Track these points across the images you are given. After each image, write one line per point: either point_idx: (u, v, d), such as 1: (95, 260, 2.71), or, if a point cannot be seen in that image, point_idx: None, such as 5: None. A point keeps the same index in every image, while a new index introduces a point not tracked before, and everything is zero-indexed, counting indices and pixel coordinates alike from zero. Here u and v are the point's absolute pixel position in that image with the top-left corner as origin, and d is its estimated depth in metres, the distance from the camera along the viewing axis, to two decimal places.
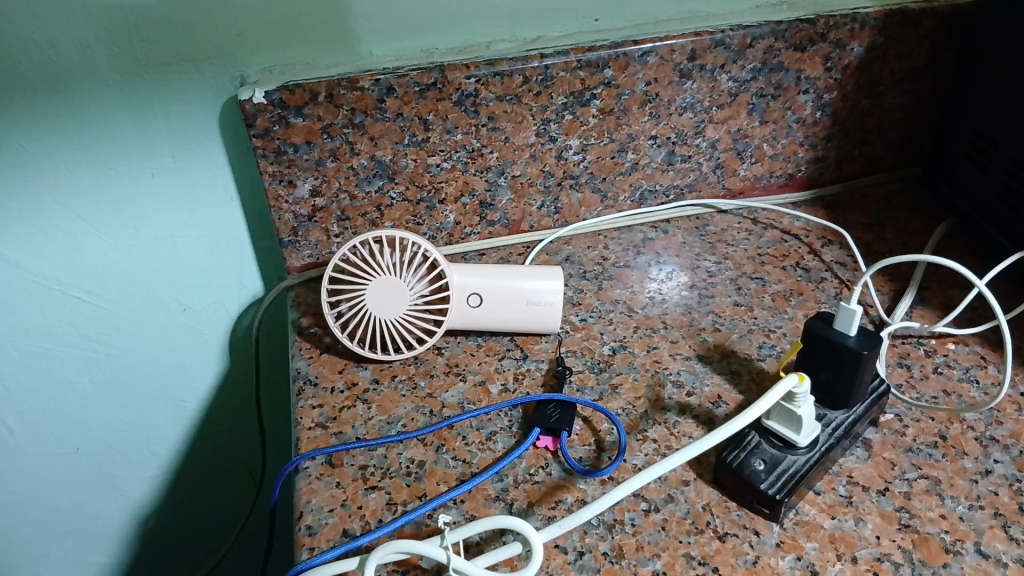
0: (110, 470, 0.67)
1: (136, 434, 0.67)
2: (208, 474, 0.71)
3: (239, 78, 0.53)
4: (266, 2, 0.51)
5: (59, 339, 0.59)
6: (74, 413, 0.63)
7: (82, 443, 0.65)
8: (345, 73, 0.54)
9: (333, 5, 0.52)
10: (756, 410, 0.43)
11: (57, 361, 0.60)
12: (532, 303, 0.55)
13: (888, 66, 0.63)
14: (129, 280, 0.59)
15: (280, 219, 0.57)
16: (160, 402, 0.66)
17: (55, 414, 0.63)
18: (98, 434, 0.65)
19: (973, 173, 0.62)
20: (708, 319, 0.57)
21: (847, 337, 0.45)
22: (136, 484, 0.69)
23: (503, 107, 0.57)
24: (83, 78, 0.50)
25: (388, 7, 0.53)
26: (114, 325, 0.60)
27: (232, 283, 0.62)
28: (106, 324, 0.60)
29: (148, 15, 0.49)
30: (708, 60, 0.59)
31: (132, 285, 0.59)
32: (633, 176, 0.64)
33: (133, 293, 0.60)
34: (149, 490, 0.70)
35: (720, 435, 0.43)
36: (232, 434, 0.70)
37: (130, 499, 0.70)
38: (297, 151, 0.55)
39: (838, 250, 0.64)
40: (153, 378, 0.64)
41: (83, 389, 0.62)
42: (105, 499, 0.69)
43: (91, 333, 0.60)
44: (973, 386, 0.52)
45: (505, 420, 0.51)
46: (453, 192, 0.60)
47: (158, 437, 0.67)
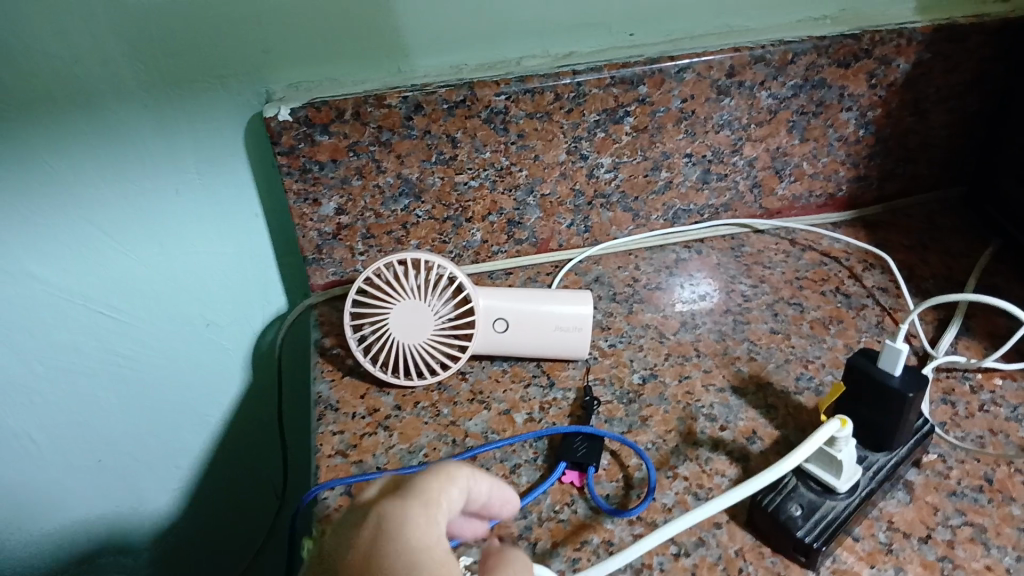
0: (134, 482, 0.67)
1: (158, 448, 0.66)
2: (230, 492, 0.70)
3: (265, 94, 0.52)
4: (293, 18, 0.49)
5: (84, 353, 0.59)
6: (99, 426, 0.63)
7: (105, 456, 0.65)
8: (372, 89, 0.52)
9: (359, 20, 0.51)
10: (797, 455, 0.41)
11: (82, 374, 0.60)
12: (559, 328, 0.53)
13: (934, 82, 0.60)
14: (153, 295, 0.58)
15: (304, 236, 0.56)
16: (182, 417, 0.65)
17: (79, 426, 0.62)
18: (122, 446, 0.65)
19: (1020, 195, 0.59)
20: (743, 347, 0.55)
21: (892, 376, 0.43)
22: (160, 496, 0.69)
23: (533, 124, 0.55)
24: (107, 94, 0.49)
25: (416, 21, 0.52)
26: (139, 339, 0.60)
27: (253, 297, 0.61)
28: (131, 339, 0.59)
29: (175, 32, 0.48)
30: (746, 76, 0.56)
31: (156, 300, 0.58)
32: (666, 196, 0.62)
33: (158, 308, 0.59)
34: (172, 503, 0.69)
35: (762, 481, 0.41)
36: (254, 451, 0.69)
37: (153, 511, 0.69)
38: (322, 169, 0.53)
39: (880, 274, 0.61)
40: (177, 392, 0.63)
41: (108, 402, 0.62)
42: (129, 510, 0.68)
43: (115, 346, 0.59)
44: (1022, 425, 0.49)
45: (529, 452, 0.49)
46: (480, 211, 0.59)
47: (181, 450, 0.67)
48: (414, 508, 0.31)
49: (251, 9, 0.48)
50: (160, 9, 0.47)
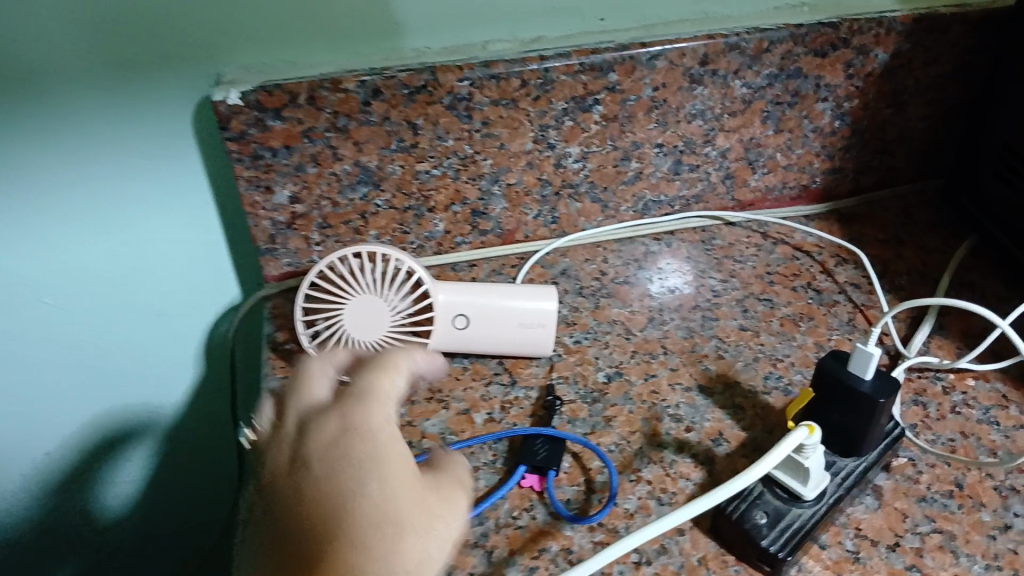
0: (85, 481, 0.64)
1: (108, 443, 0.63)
2: (184, 487, 0.68)
3: (215, 77, 0.49)
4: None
5: (29, 345, 0.56)
6: (46, 421, 0.60)
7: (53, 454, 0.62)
8: (329, 73, 0.50)
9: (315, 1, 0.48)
10: (766, 463, 0.39)
11: (27, 366, 0.57)
12: (522, 325, 0.51)
13: (913, 73, 0.59)
14: (100, 284, 0.55)
15: (257, 226, 0.54)
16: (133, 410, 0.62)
17: (25, 421, 0.60)
18: (72, 442, 0.62)
19: (998, 190, 0.58)
20: (711, 344, 0.54)
21: (864, 380, 0.41)
22: (113, 494, 0.66)
23: (498, 111, 0.53)
24: (49, 74, 0.46)
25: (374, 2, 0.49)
26: (86, 330, 0.57)
27: (205, 286, 0.59)
28: (78, 329, 0.57)
29: (122, 12, 0.45)
30: (720, 65, 0.54)
31: (104, 290, 0.56)
32: (636, 186, 0.60)
33: (106, 298, 0.56)
34: (125, 500, 0.67)
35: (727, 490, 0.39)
36: (209, 444, 0.66)
37: (107, 511, 0.67)
38: (275, 155, 0.51)
39: (852, 269, 0.60)
40: (128, 385, 0.61)
41: (55, 395, 0.59)
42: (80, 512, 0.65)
43: (61, 337, 0.57)
44: (994, 428, 0.48)
45: (488, 455, 0.47)
46: (443, 200, 0.57)
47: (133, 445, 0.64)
48: (368, 376, 0.41)
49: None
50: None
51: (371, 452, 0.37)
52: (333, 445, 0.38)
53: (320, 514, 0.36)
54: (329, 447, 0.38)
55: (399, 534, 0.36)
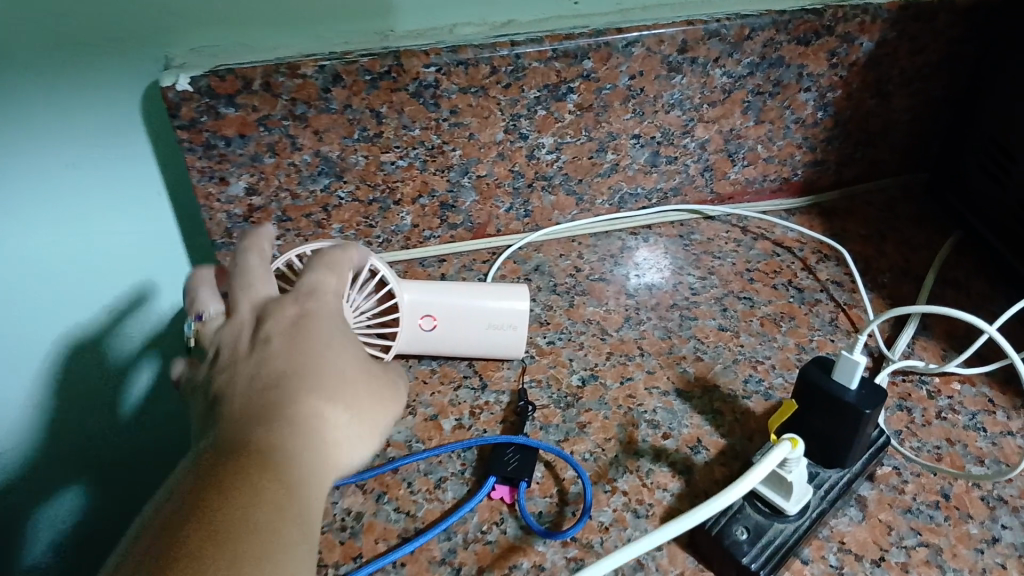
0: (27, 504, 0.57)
1: (44, 460, 0.56)
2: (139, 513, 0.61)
3: (163, 60, 0.45)
4: None
5: None
6: None
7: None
8: (286, 57, 0.46)
9: None
10: (748, 480, 0.37)
11: None
12: (493, 326, 0.49)
13: (898, 63, 0.57)
14: (44, 271, 0.50)
15: (211, 219, 0.51)
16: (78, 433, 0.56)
17: None
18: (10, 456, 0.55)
19: (985, 186, 0.56)
20: (689, 345, 0.52)
21: (847, 390, 0.40)
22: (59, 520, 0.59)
23: (467, 100, 0.50)
24: None
25: None
26: (27, 323, 0.51)
27: (156, 285, 0.54)
28: (17, 322, 0.51)
29: None
30: (700, 52, 0.52)
31: (47, 278, 0.50)
32: (612, 178, 0.57)
33: (50, 287, 0.51)
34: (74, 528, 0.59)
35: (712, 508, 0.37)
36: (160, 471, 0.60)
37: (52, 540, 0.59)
38: (228, 144, 0.48)
39: (834, 266, 0.58)
40: (74, 391, 0.55)
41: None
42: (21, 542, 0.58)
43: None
44: (980, 435, 0.47)
45: (457, 464, 0.45)
46: (409, 192, 0.54)
47: (83, 461, 0.57)
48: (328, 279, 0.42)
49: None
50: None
51: (329, 338, 0.40)
52: (297, 326, 0.39)
53: (276, 386, 0.37)
54: (292, 327, 0.39)
55: (346, 414, 0.39)
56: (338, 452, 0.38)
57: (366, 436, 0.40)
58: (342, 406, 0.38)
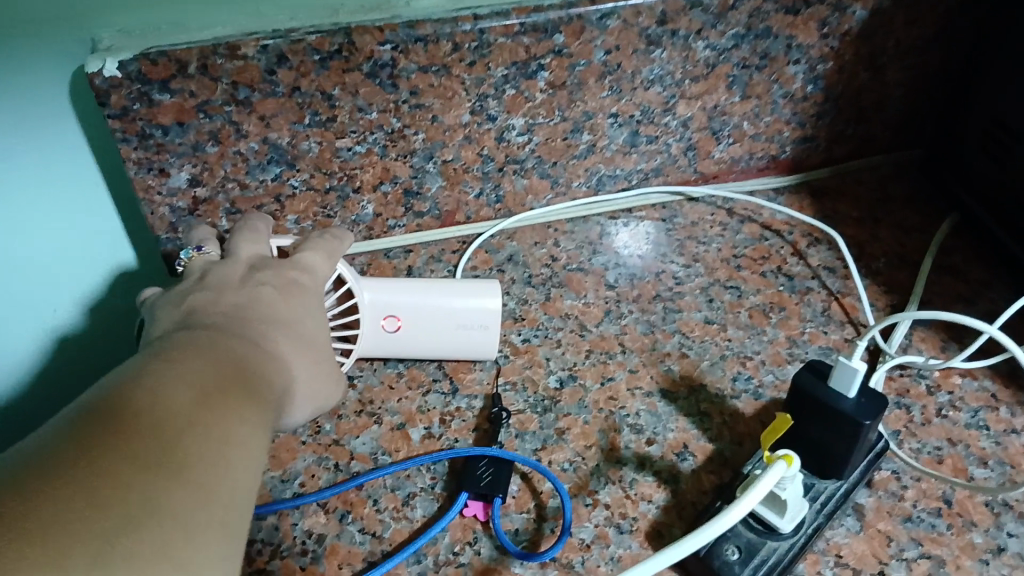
0: None
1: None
2: None
3: (90, 42, 0.41)
4: None
5: None
6: None
7: None
8: (225, 35, 0.42)
9: None
10: (749, 500, 0.33)
11: None
12: (462, 326, 0.45)
13: (894, 34, 0.53)
14: None
15: (153, 213, 0.46)
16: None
17: None
18: None
19: (982, 164, 0.53)
20: (673, 341, 0.48)
21: (845, 399, 0.37)
22: None
23: (428, 79, 0.46)
24: None
25: None
26: None
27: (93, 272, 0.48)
28: None
29: None
30: (681, 24, 0.48)
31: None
32: (589, 161, 0.54)
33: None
34: None
35: (709, 532, 0.33)
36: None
37: None
38: (166, 134, 0.43)
39: (826, 251, 0.55)
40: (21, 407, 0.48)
41: None
42: None
43: None
44: (983, 434, 0.44)
45: (426, 478, 0.41)
46: (370, 179, 0.50)
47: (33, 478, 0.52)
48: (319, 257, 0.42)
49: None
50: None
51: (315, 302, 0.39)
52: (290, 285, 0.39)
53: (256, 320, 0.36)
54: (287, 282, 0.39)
55: (312, 372, 0.37)
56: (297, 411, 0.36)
57: (321, 404, 0.38)
58: (314, 370, 0.37)
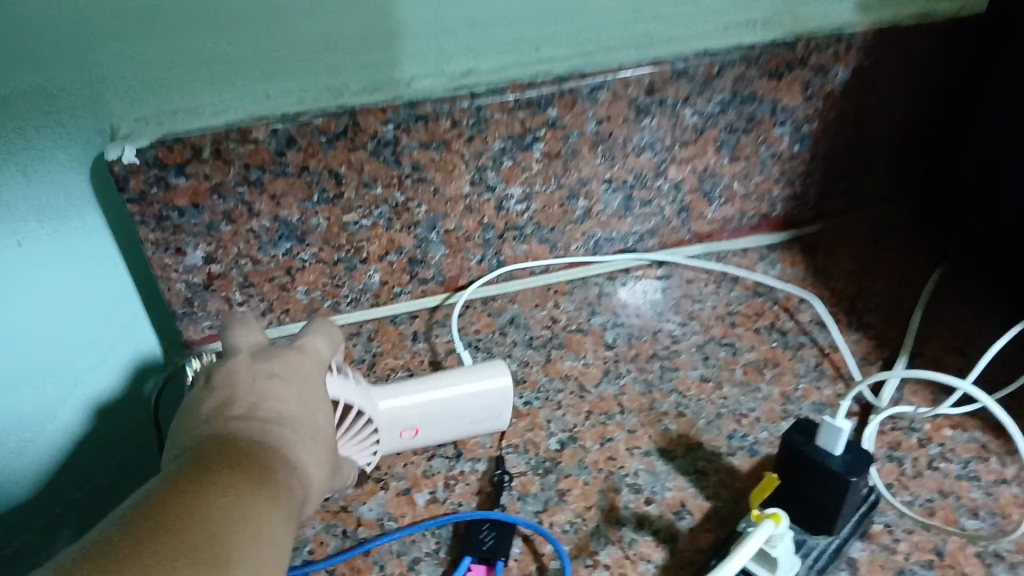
0: None
1: None
2: None
3: (108, 130, 0.43)
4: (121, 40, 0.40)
5: None
6: None
7: None
8: (236, 120, 0.44)
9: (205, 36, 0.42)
10: (740, 555, 0.35)
11: None
12: (475, 420, 0.47)
13: (876, 91, 0.55)
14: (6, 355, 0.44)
15: (170, 289, 0.49)
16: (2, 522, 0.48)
17: None
18: None
19: (971, 217, 0.54)
20: (671, 400, 0.50)
21: (832, 457, 0.38)
22: None
23: (428, 154, 0.48)
24: None
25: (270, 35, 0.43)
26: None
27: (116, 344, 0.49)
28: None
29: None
30: (668, 93, 0.50)
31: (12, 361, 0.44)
32: (586, 225, 0.56)
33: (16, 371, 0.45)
34: None
35: None
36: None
37: None
38: (182, 215, 0.46)
39: (818, 307, 0.56)
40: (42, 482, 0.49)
41: None
42: None
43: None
44: (974, 485, 0.45)
45: (431, 543, 0.43)
46: (376, 250, 0.52)
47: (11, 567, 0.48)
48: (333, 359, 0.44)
49: (73, 25, 0.39)
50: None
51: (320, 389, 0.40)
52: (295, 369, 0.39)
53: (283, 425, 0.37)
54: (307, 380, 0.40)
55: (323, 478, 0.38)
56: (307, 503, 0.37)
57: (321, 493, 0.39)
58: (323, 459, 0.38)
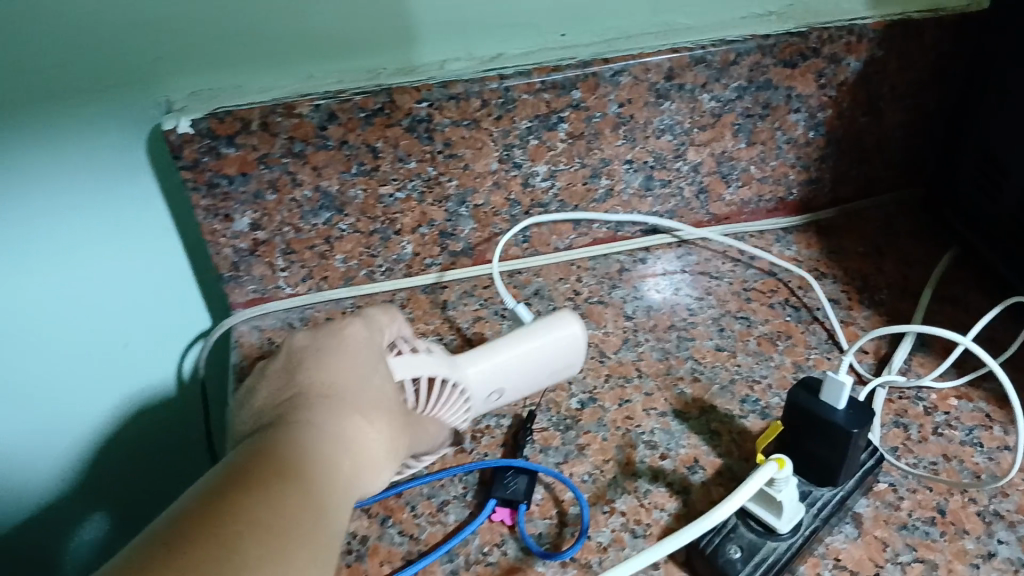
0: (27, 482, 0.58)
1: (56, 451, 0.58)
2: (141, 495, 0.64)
3: (164, 103, 0.47)
4: (177, 17, 0.44)
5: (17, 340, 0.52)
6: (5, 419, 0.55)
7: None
8: (282, 96, 0.47)
9: (254, 13, 0.45)
10: (738, 497, 0.38)
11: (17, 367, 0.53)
12: (556, 372, 0.49)
13: (888, 80, 0.57)
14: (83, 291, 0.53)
15: (218, 254, 0.52)
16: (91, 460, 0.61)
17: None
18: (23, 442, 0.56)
19: (979, 201, 0.57)
20: (686, 367, 0.53)
21: (836, 411, 0.40)
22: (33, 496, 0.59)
23: (459, 132, 0.51)
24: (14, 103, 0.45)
25: (314, 13, 0.46)
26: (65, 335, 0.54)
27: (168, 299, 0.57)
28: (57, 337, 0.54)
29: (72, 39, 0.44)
30: (687, 79, 0.53)
31: (84, 300, 0.54)
32: (607, 204, 0.59)
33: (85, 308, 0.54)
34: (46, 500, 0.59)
35: (700, 527, 0.38)
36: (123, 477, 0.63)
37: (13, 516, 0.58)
38: (231, 183, 0.49)
39: (831, 283, 0.59)
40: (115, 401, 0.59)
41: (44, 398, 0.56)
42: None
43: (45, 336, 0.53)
44: (976, 450, 0.47)
45: (458, 488, 0.46)
46: (409, 222, 0.55)
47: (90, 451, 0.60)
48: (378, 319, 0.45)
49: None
50: (23, 4, 0.42)
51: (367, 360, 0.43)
52: (333, 349, 0.42)
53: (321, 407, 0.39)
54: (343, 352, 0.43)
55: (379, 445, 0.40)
56: (369, 470, 0.39)
57: (395, 457, 0.41)
58: (377, 421, 0.41)
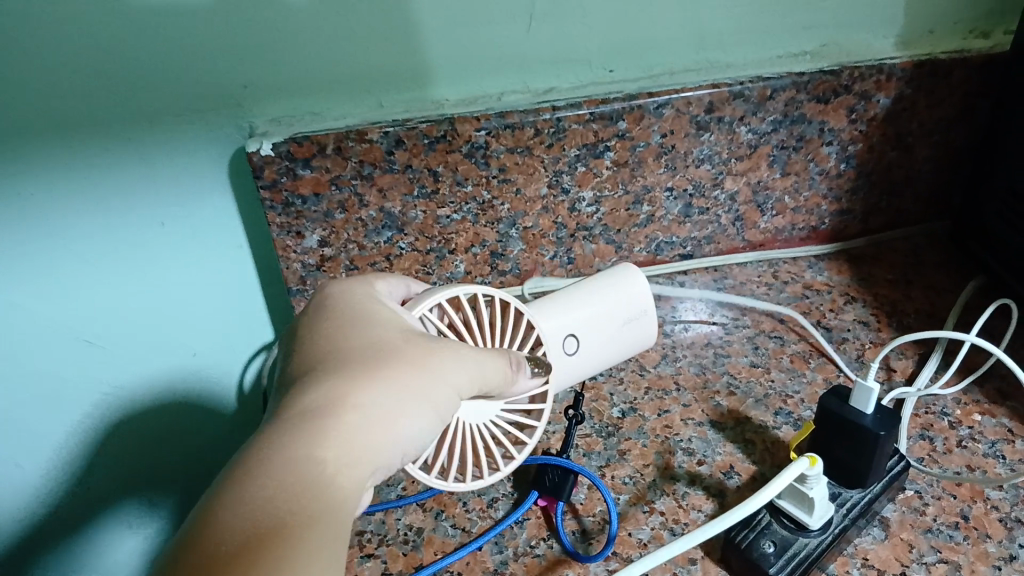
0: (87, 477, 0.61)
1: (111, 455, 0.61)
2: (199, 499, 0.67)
3: (248, 128, 0.51)
4: (265, 51, 0.48)
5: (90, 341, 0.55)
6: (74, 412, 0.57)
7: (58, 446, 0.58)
8: (354, 124, 0.52)
9: (333, 50, 0.50)
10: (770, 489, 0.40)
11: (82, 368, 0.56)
12: (626, 321, 0.53)
13: (916, 117, 0.61)
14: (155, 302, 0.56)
15: (288, 268, 0.56)
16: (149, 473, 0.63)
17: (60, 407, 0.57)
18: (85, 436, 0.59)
19: (1001, 231, 0.60)
20: (722, 381, 0.56)
21: (865, 415, 0.43)
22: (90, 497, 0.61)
23: (514, 158, 0.56)
24: (115, 127, 0.49)
25: (387, 49, 0.51)
26: (135, 343, 0.57)
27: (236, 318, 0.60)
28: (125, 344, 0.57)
29: (169, 70, 0.47)
30: (726, 112, 0.57)
31: (155, 313, 0.56)
32: (648, 229, 0.62)
33: (152, 319, 0.57)
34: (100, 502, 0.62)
35: (733, 518, 0.40)
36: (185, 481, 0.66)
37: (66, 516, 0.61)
38: (305, 203, 0.53)
39: (861, 308, 0.62)
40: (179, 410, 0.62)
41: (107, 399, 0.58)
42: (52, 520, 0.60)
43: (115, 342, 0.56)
44: (999, 461, 0.49)
45: (507, 486, 0.49)
46: (463, 243, 0.59)
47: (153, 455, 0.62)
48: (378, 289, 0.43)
49: (225, 33, 0.47)
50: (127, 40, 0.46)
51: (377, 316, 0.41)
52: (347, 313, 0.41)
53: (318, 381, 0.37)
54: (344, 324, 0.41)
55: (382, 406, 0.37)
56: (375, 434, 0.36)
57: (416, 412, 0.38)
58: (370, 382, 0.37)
